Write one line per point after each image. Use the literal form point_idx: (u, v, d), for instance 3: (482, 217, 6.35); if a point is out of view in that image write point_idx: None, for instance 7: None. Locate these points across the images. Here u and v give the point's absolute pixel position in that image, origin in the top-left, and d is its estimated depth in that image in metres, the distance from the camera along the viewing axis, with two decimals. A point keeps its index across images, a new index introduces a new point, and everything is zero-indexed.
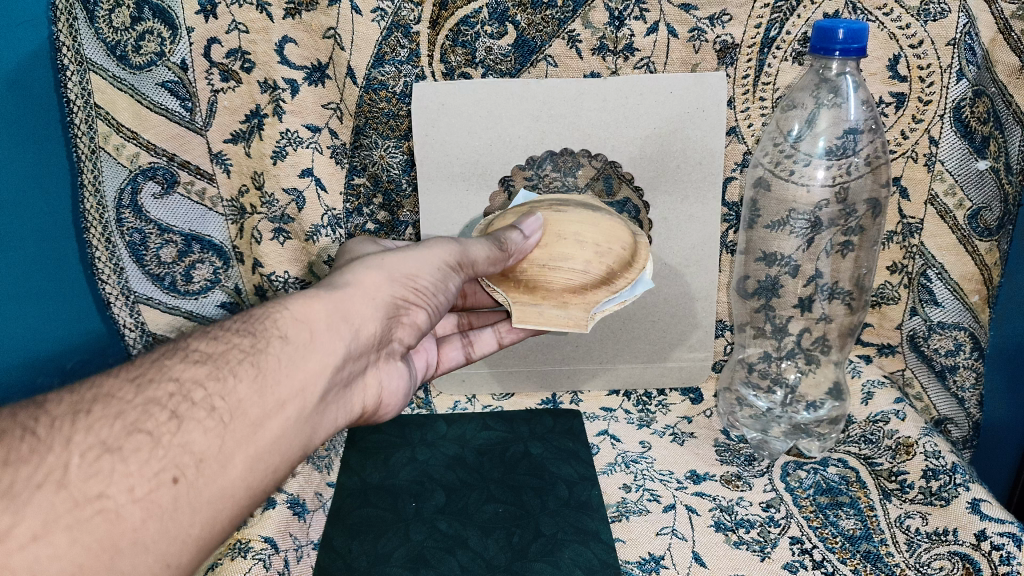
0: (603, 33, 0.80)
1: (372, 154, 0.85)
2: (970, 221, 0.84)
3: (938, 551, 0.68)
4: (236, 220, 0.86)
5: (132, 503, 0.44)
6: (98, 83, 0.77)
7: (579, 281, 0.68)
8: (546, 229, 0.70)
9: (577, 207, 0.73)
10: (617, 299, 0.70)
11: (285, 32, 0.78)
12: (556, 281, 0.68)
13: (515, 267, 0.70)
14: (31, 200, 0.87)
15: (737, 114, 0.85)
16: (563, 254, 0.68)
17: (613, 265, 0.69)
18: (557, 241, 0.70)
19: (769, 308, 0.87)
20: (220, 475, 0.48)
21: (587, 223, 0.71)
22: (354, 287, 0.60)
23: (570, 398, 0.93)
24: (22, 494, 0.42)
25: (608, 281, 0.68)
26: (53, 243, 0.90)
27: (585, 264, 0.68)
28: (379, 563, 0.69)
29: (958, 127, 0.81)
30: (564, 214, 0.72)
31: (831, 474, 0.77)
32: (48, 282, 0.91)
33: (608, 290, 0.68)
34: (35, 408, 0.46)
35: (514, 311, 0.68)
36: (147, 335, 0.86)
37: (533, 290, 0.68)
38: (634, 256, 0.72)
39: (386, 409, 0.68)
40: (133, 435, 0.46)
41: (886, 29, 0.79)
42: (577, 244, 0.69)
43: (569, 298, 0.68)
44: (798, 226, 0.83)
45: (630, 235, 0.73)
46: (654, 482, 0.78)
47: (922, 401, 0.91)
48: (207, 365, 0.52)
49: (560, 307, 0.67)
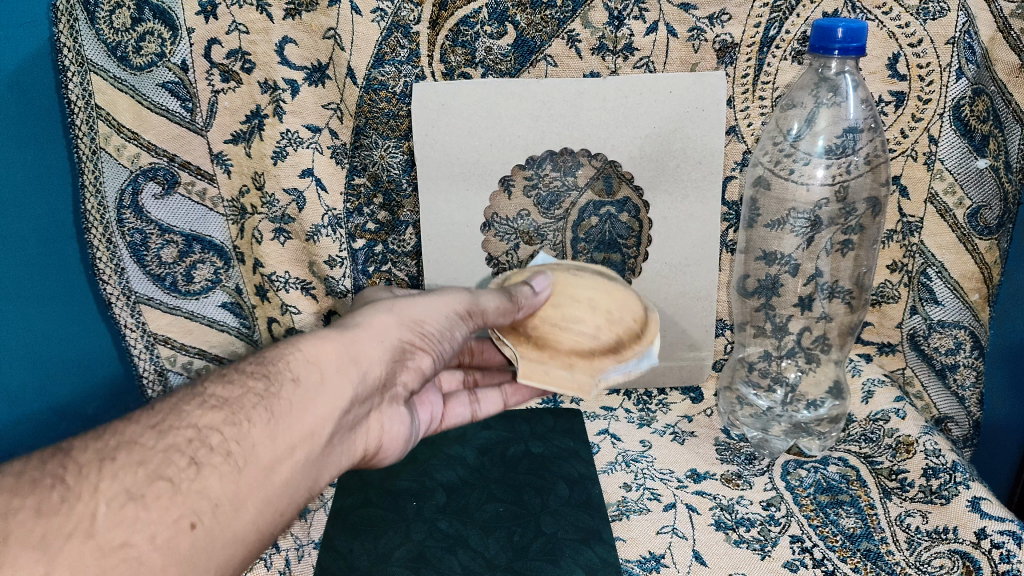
0: (603, 33, 0.80)
1: (372, 154, 0.85)
2: (970, 220, 0.84)
3: (938, 549, 0.68)
4: (236, 220, 0.86)
5: (153, 550, 0.44)
6: (98, 84, 0.77)
7: (589, 345, 0.64)
8: (556, 288, 0.68)
9: (589, 274, 0.71)
10: (624, 371, 0.65)
11: (285, 33, 0.78)
12: (566, 342, 0.65)
13: (526, 321, 0.66)
14: (31, 212, 0.87)
15: (736, 113, 0.85)
16: (575, 316, 0.65)
17: (623, 335, 0.65)
18: (571, 301, 0.66)
19: (770, 306, 0.87)
20: (233, 519, 0.49)
21: (600, 290, 0.68)
22: (364, 330, 0.61)
23: (570, 398, 0.93)
24: (53, 544, 0.42)
25: (617, 349, 0.65)
26: (58, 270, 0.91)
27: (596, 328, 0.65)
28: (380, 562, 0.69)
29: (958, 125, 0.81)
30: (577, 278, 0.69)
31: (832, 473, 0.78)
32: (55, 314, 0.92)
33: (616, 359, 0.65)
34: (63, 455, 0.47)
35: (520, 366, 0.64)
36: (149, 335, 0.86)
37: (542, 347, 0.65)
38: (644, 328, 0.68)
39: (386, 453, 0.68)
40: (155, 481, 0.46)
41: (886, 27, 0.79)
42: (589, 308, 0.66)
43: (576, 360, 0.64)
44: (797, 225, 0.83)
45: (641, 306, 0.71)
46: (654, 481, 0.79)
47: (923, 399, 0.91)
48: (224, 410, 0.52)
49: (566, 367, 0.63)
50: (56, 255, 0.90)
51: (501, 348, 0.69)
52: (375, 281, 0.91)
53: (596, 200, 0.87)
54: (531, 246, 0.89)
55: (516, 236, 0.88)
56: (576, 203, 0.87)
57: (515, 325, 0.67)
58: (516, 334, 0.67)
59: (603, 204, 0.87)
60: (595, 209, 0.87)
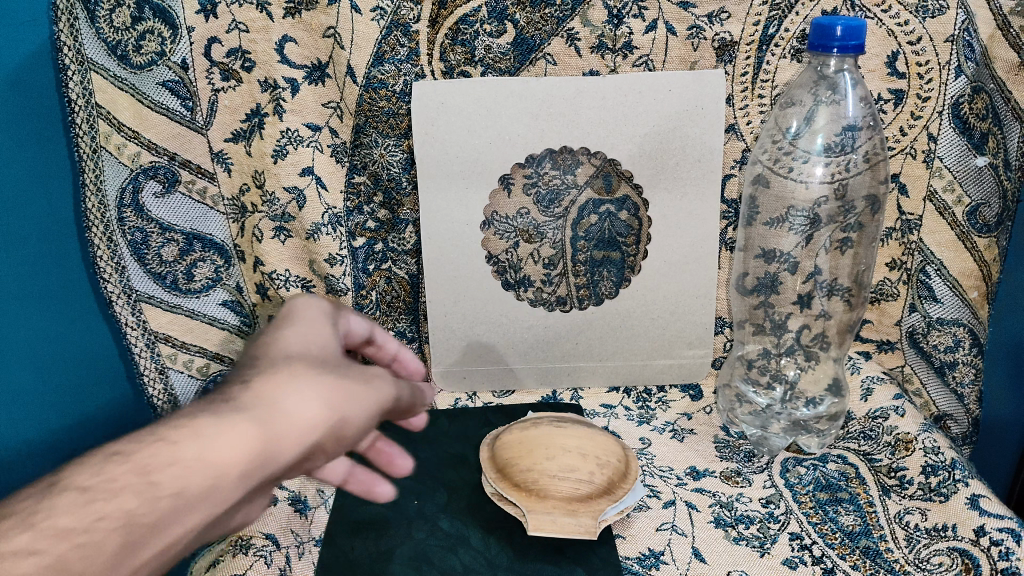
0: (603, 31, 0.81)
1: (372, 153, 0.85)
2: (969, 218, 0.84)
3: (937, 546, 0.68)
4: (236, 218, 0.87)
5: None
6: (99, 82, 0.76)
7: (586, 490, 0.70)
8: (534, 450, 0.73)
9: (550, 423, 0.77)
10: (619, 505, 0.72)
11: (285, 32, 0.79)
12: (562, 490, 0.70)
13: (524, 475, 0.71)
14: (31, 217, 0.87)
15: (735, 111, 0.85)
16: (568, 466, 0.71)
17: (613, 476, 0.72)
18: (561, 452, 0.73)
19: (769, 305, 0.87)
20: None
21: (580, 437, 0.75)
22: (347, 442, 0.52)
23: (570, 395, 0.93)
24: None
25: (610, 489, 0.71)
26: (60, 276, 0.91)
27: (589, 474, 0.71)
28: (383, 560, 0.70)
29: (957, 123, 0.81)
30: (550, 431, 0.75)
31: (831, 470, 0.78)
32: (57, 323, 0.92)
33: (611, 500, 0.71)
34: None
35: (530, 521, 0.68)
36: (151, 335, 0.84)
37: (542, 498, 0.69)
38: (626, 461, 0.76)
39: None
40: None
41: (885, 25, 0.79)
42: (578, 456, 0.72)
43: (578, 505, 0.69)
44: (796, 223, 0.82)
45: (613, 438, 0.79)
46: (654, 478, 0.79)
47: (921, 397, 0.91)
48: None
49: (571, 514, 0.69)
50: (58, 256, 0.90)
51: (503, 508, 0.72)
52: (375, 280, 0.90)
53: (596, 199, 0.87)
54: (530, 245, 0.89)
55: (516, 234, 0.88)
56: (575, 201, 0.87)
57: (514, 479, 0.72)
58: (517, 488, 0.71)
59: (602, 203, 0.87)
60: (595, 207, 0.88)
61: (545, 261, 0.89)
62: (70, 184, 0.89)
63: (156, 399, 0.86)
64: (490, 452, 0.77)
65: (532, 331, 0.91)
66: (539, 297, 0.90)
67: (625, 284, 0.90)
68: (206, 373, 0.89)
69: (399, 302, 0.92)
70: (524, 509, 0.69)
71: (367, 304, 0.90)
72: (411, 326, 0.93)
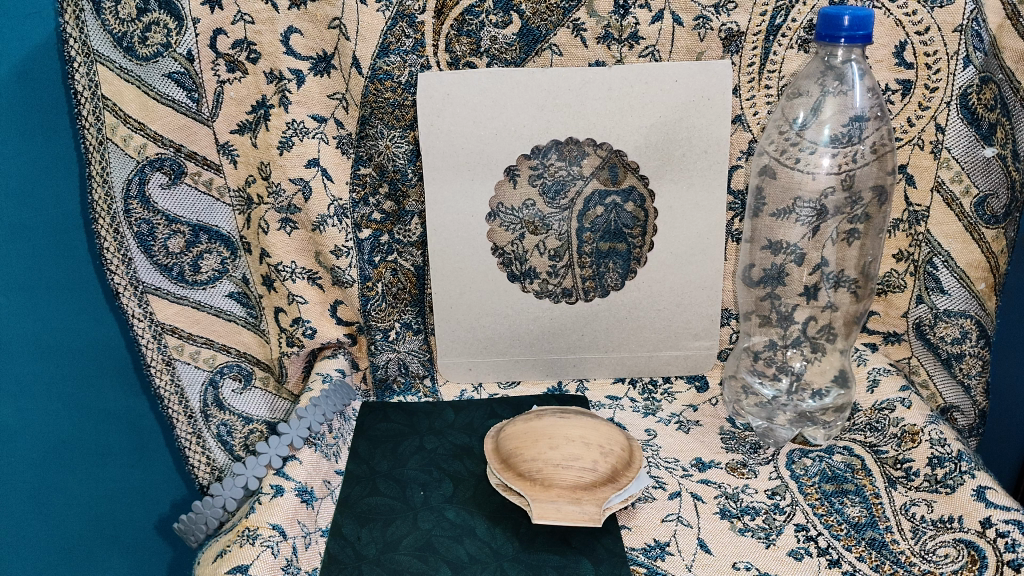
0: (608, 21, 0.81)
1: (377, 144, 0.85)
2: (975, 210, 0.84)
3: (943, 538, 0.67)
4: (242, 210, 0.86)
5: None
6: (104, 74, 0.77)
7: (590, 478, 0.70)
8: (540, 438, 0.73)
9: (554, 415, 0.77)
10: (625, 494, 0.72)
11: (290, 23, 0.79)
12: (567, 478, 0.70)
13: (528, 464, 0.71)
14: (35, 210, 0.87)
15: (742, 102, 0.85)
16: (572, 454, 0.71)
17: (617, 464, 0.72)
18: (565, 441, 0.72)
19: (774, 296, 0.86)
20: None
21: (584, 427, 0.75)
22: None
23: (575, 386, 0.93)
24: None
25: (615, 478, 0.71)
26: (71, 265, 0.92)
27: (593, 462, 0.71)
28: (389, 549, 0.70)
29: (964, 114, 0.82)
30: (556, 421, 0.75)
31: (837, 462, 0.78)
32: (65, 313, 0.93)
33: (616, 489, 0.71)
34: None
35: (534, 509, 0.68)
36: (157, 326, 0.84)
37: (547, 486, 0.70)
38: (629, 452, 0.75)
39: None
40: None
41: (892, 15, 0.79)
42: (584, 446, 0.72)
43: (583, 494, 0.69)
44: (803, 214, 0.81)
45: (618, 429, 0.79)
46: (660, 470, 0.79)
47: (928, 389, 0.90)
48: None
49: (575, 502, 0.69)
50: (63, 249, 0.91)
51: (508, 497, 0.72)
52: (381, 272, 0.90)
53: (602, 189, 0.87)
54: (536, 236, 0.88)
55: (521, 226, 0.88)
56: (581, 192, 0.87)
57: (518, 469, 0.72)
58: (521, 478, 0.71)
59: (608, 194, 0.87)
60: (601, 198, 0.87)
61: (551, 253, 0.89)
62: (79, 175, 0.89)
63: (163, 391, 0.85)
64: (495, 443, 0.78)
65: (537, 322, 0.91)
66: (544, 289, 0.90)
67: (631, 275, 0.90)
68: (213, 363, 0.88)
69: (405, 294, 0.92)
70: (528, 499, 0.69)
71: (372, 296, 0.90)
72: (417, 316, 0.93)
